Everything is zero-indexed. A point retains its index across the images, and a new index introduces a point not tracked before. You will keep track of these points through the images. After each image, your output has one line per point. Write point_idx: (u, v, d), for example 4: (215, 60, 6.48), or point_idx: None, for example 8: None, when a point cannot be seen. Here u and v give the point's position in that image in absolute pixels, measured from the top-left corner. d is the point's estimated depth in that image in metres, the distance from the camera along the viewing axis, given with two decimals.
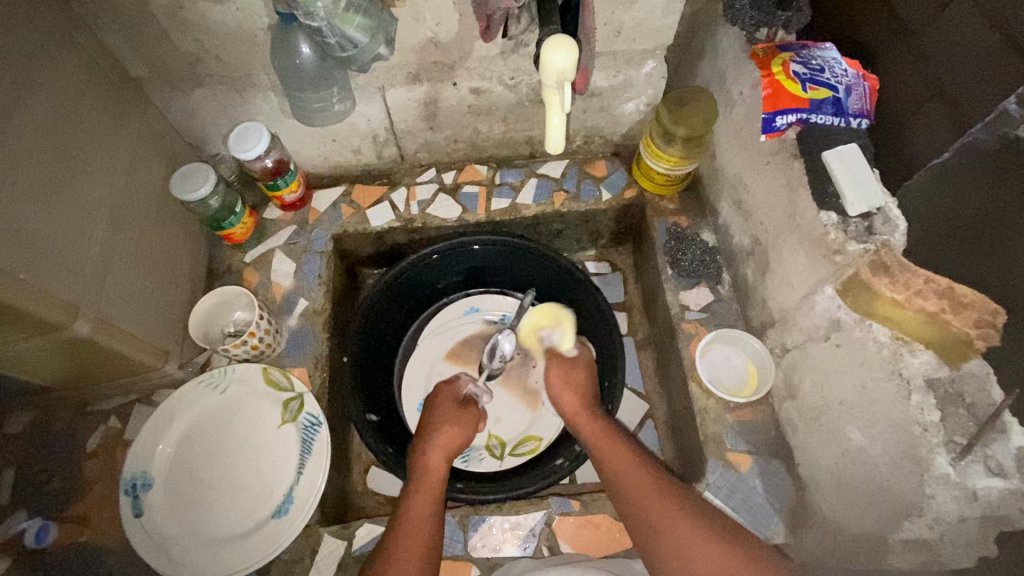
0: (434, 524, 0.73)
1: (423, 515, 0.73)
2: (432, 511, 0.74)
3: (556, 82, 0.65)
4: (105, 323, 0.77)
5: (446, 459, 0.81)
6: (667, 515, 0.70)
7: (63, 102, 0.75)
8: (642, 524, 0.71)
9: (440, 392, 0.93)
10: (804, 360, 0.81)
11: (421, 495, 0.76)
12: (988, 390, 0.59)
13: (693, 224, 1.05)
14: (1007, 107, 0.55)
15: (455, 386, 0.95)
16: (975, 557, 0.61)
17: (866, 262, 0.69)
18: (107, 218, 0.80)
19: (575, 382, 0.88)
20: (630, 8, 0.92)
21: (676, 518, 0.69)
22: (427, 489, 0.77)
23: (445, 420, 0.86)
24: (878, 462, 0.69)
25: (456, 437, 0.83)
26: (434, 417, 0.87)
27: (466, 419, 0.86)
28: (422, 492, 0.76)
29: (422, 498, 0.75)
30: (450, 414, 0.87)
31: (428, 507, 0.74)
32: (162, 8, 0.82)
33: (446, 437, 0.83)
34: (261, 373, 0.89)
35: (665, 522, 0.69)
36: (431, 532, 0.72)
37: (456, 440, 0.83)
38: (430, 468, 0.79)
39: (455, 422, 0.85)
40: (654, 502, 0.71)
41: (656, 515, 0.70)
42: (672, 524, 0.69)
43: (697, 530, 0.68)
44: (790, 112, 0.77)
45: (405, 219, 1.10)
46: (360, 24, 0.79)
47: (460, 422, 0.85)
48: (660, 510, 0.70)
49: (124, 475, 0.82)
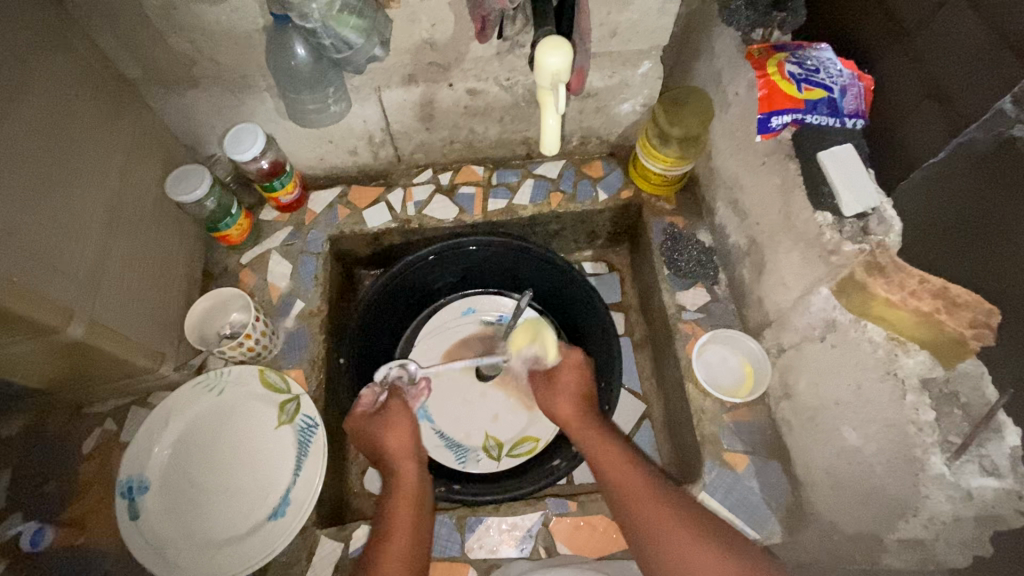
0: (417, 527, 0.74)
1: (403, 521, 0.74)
2: (409, 516, 0.75)
3: (550, 83, 0.65)
4: (100, 326, 0.77)
5: (413, 460, 0.82)
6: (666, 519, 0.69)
7: (58, 107, 0.75)
8: (641, 529, 0.71)
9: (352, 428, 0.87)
10: (799, 360, 0.82)
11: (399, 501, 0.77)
12: (982, 389, 0.60)
13: (689, 225, 1.05)
14: (1002, 107, 0.55)
15: (355, 411, 0.88)
16: (970, 556, 0.61)
17: (861, 262, 0.69)
18: (102, 221, 0.80)
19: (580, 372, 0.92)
20: (625, 9, 0.91)
21: (673, 518, 0.69)
22: (403, 493, 0.78)
23: (390, 418, 0.86)
24: (872, 462, 0.69)
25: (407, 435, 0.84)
26: (370, 434, 0.84)
27: (400, 416, 0.86)
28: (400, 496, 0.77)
29: (400, 505, 0.76)
30: (386, 418, 0.85)
31: (406, 514, 0.75)
32: (155, 10, 0.82)
33: (395, 438, 0.83)
34: (258, 374, 0.90)
35: (659, 524, 0.69)
36: (414, 539, 0.73)
37: (409, 440, 0.83)
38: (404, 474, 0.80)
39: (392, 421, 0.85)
40: (651, 501, 0.72)
41: (653, 514, 0.70)
42: (666, 529, 0.69)
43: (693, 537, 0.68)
44: (785, 112, 0.77)
45: (401, 220, 1.10)
46: (356, 26, 0.79)
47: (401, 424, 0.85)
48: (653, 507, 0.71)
49: (122, 477, 0.82)
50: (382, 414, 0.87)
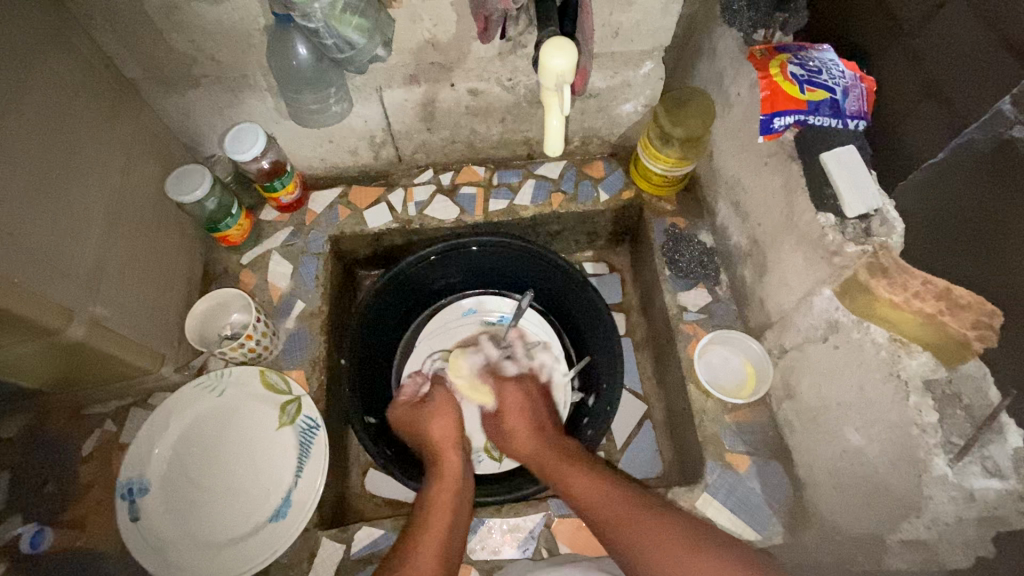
0: (456, 504, 0.80)
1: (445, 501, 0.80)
2: (451, 500, 0.80)
3: (554, 83, 0.65)
4: (100, 327, 0.77)
5: (454, 448, 0.88)
6: (638, 520, 0.72)
7: (59, 106, 0.75)
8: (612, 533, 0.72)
9: (398, 417, 0.97)
10: (801, 361, 0.82)
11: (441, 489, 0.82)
12: (986, 390, 0.61)
13: (690, 225, 1.05)
14: (1001, 108, 0.55)
15: (399, 400, 0.99)
16: (973, 558, 0.63)
17: (864, 263, 0.68)
18: (102, 220, 0.79)
19: (528, 398, 0.98)
20: (628, 9, 0.91)
21: (651, 518, 0.71)
22: (445, 482, 0.83)
23: (435, 410, 0.93)
24: (875, 463, 0.69)
25: (448, 427, 0.91)
26: (417, 424, 0.93)
27: (445, 408, 0.94)
28: (442, 485, 0.83)
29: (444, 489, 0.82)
30: (431, 410, 0.94)
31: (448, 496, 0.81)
32: (156, 9, 0.81)
33: (439, 429, 0.91)
34: (259, 375, 0.89)
35: (631, 522, 0.72)
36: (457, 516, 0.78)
37: (452, 431, 0.91)
38: (449, 463, 0.86)
39: (435, 412, 0.93)
40: (620, 504, 0.75)
41: (624, 517, 0.73)
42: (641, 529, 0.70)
43: (681, 546, 0.68)
44: (788, 114, 0.77)
45: (402, 220, 1.10)
46: (358, 25, 0.78)
47: (444, 415, 0.93)
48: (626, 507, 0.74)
49: (122, 478, 0.81)
50: (426, 407, 0.95)
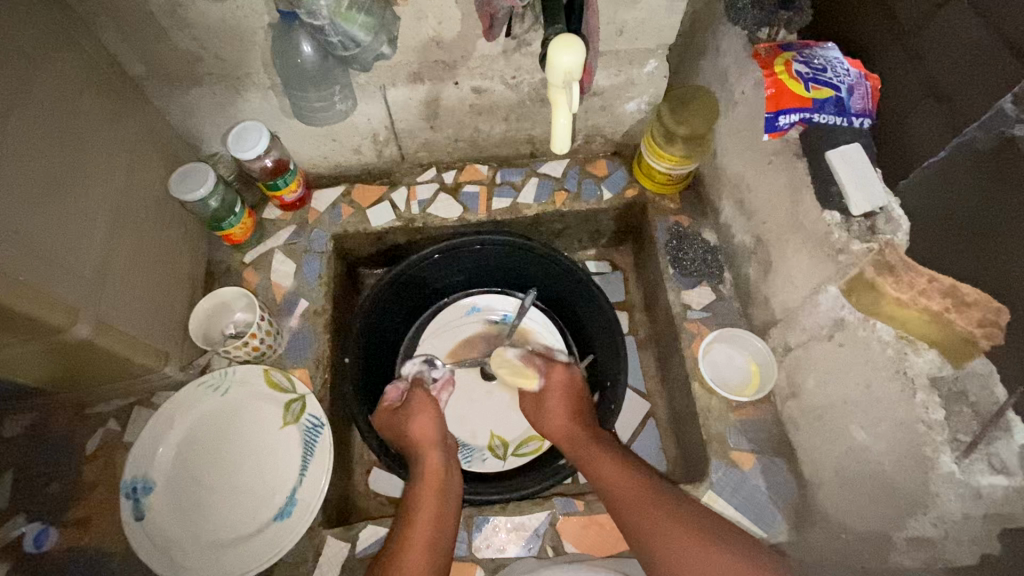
0: (440, 504, 0.78)
1: (429, 505, 0.77)
2: (438, 502, 0.78)
3: (563, 81, 0.65)
4: (105, 326, 0.77)
5: (435, 447, 0.85)
6: (656, 518, 0.71)
7: (64, 104, 0.75)
8: (634, 530, 0.72)
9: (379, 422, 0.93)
10: (806, 359, 0.82)
11: (427, 490, 0.79)
12: (992, 389, 0.60)
13: (694, 224, 1.05)
14: (1003, 107, 0.55)
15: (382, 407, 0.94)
16: (979, 555, 0.61)
17: (870, 260, 0.69)
18: (106, 219, 0.79)
19: (570, 389, 0.92)
20: (633, 7, 0.91)
21: (665, 517, 0.70)
22: (431, 484, 0.80)
23: (415, 408, 0.89)
24: (882, 461, 0.69)
25: (429, 425, 0.87)
26: (398, 426, 0.89)
27: (424, 408, 0.89)
28: (427, 486, 0.80)
29: (428, 491, 0.79)
30: (411, 408, 0.89)
31: (433, 498, 0.78)
32: (161, 6, 0.81)
33: (419, 427, 0.87)
34: (262, 374, 0.89)
35: (645, 521, 0.71)
36: (443, 521, 0.76)
37: (433, 429, 0.87)
38: (430, 462, 0.83)
39: (416, 410, 0.89)
40: (636, 498, 0.73)
41: (642, 514, 0.72)
42: (662, 527, 0.70)
43: (696, 546, 0.67)
44: (794, 112, 0.76)
45: (405, 218, 1.09)
46: (363, 23, 0.78)
47: (428, 413, 0.89)
48: (642, 504, 0.73)
49: (125, 478, 0.81)
50: (405, 407, 0.90)
